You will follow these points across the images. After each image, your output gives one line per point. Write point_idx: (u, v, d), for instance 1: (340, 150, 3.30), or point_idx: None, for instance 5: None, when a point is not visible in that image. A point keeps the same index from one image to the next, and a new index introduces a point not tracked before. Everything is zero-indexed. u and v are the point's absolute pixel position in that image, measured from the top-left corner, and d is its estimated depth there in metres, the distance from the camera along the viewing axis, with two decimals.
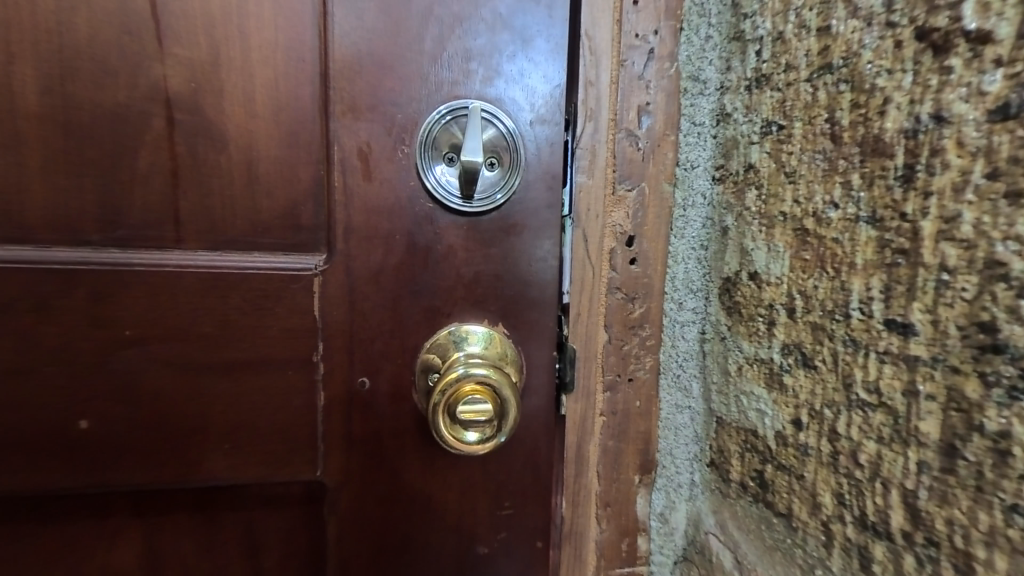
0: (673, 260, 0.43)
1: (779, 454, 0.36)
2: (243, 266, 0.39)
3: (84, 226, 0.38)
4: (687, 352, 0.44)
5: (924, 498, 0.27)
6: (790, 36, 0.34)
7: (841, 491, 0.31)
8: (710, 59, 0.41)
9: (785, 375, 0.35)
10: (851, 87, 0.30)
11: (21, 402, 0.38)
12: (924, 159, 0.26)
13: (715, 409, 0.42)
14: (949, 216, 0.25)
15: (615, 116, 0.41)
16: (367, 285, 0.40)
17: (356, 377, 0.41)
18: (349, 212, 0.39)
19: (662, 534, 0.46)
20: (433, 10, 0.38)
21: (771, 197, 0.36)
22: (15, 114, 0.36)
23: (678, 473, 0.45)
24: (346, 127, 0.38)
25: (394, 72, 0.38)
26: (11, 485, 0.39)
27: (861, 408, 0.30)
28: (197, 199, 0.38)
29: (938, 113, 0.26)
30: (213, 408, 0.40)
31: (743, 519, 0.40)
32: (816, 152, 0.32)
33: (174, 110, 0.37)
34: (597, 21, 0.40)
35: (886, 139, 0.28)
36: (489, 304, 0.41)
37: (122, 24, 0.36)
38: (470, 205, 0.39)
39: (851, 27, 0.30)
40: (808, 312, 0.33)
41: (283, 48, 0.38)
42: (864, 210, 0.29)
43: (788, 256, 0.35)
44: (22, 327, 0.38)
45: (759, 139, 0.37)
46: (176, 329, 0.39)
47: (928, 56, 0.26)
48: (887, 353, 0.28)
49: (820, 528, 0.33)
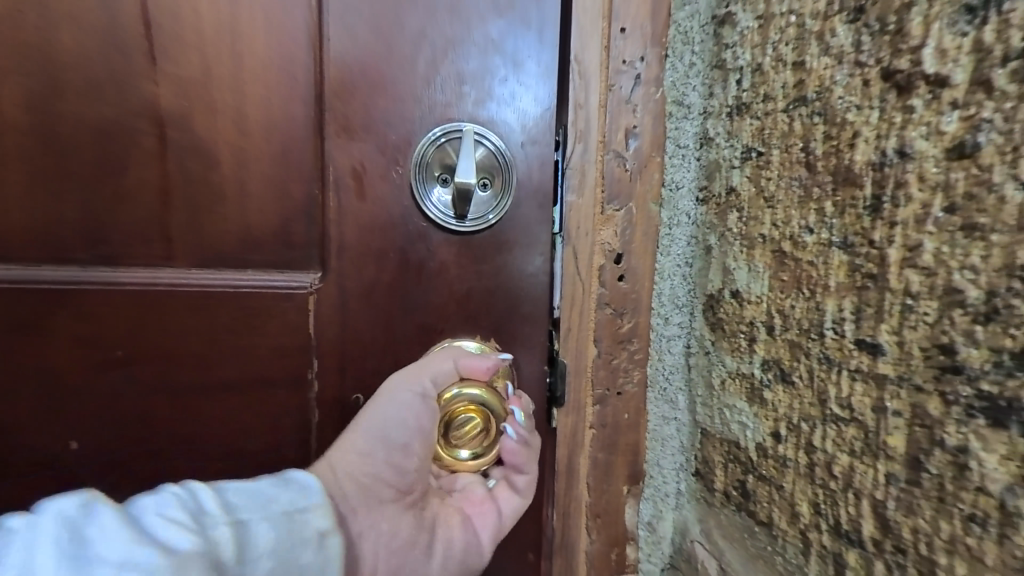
0: (659, 277, 0.44)
1: (760, 465, 0.37)
2: (238, 285, 0.40)
3: (71, 244, 0.38)
4: (673, 365, 0.45)
5: (892, 508, 0.28)
6: (768, 68, 0.36)
7: (817, 500, 0.32)
8: (694, 84, 0.43)
9: (765, 391, 0.36)
10: (824, 119, 0.32)
11: (17, 421, 0.40)
12: (889, 191, 0.28)
13: (700, 420, 0.43)
14: (913, 245, 0.27)
15: (604, 138, 0.42)
16: (360, 302, 0.41)
17: (350, 393, 0.42)
18: (344, 230, 0.40)
19: (650, 542, 0.47)
20: (427, 34, 0.39)
21: (752, 219, 0.37)
22: (5, 132, 0.37)
23: (665, 482, 0.46)
24: (341, 146, 0.39)
25: (387, 92, 0.39)
26: (11, 497, 0.41)
27: (835, 422, 0.31)
28: (187, 216, 0.39)
29: (903, 148, 0.28)
30: (205, 420, 0.41)
31: (728, 528, 0.40)
32: (793, 178, 0.34)
33: (164, 126, 0.38)
34: (586, 46, 0.41)
35: (856, 170, 0.30)
36: (481, 319, 0.42)
37: (112, 42, 0.37)
38: (464, 224, 0.41)
39: (824, 64, 0.32)
40: (785, 330, 0.35)
41: (277, 66, 0.38)
42: (837, 235, 0.31)
43: (768, 276, 0.36)
44: (21, 347, 0.39)
45: (740, 163, 0.39)
46: (168, 348, 0.40)
47: (893, 95, 0.28)
48: (858, 370, 0.30)
49: (798, 536, 0.34)
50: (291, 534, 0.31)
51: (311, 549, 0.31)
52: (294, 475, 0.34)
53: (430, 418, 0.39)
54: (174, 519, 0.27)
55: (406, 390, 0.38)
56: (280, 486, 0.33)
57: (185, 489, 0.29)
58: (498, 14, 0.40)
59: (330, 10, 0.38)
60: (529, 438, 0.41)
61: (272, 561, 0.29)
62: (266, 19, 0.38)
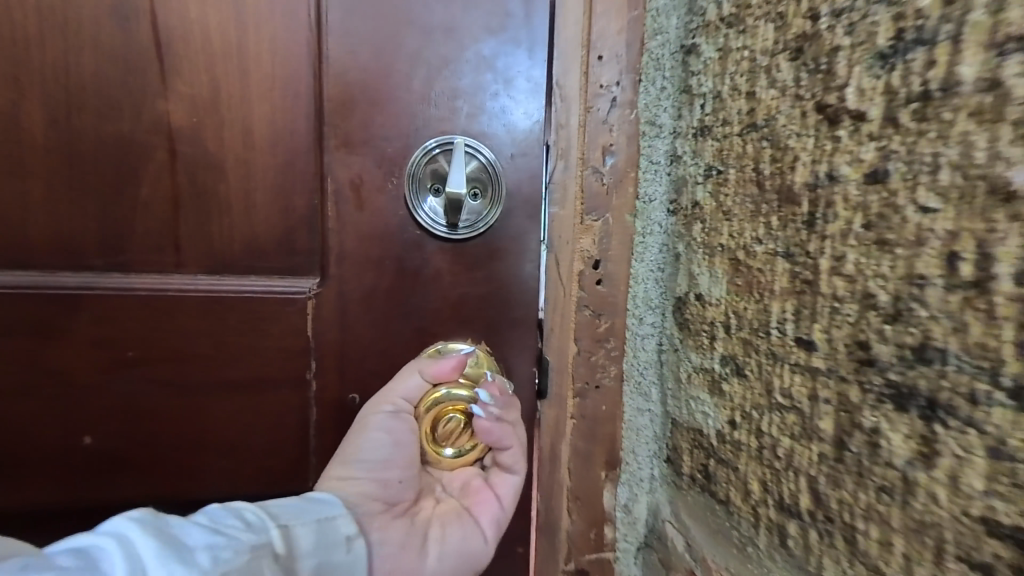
0: (634, 281, 0.49)
1: (719, 449, 0.41)
2: (242, 290, 0.44)
3: (88, 252, 0.43)
4: (647, 360, 0.49)
5: (823, 483, 0.32)
6: (727, 96, 0.40)
7: (765, 479, 0.37)
8: (666, 106, 0.47)
9: (724, 383, 0.41)
10: (771, 144, 0.36)
11: (35, 416, 0.44)
12: (820, 209, 0.33)
13: (671, 411, 0.47)
14: (838, 256, 0.31)
15: (584, 155, 0.47)
16: (358, 305, 0.45)
17: (347, 393, 0.46)
18: (343, 238, 0.44)
19: (626, 523, 0.51)
20: (423, 54, 0.44)
21: (713, 230, 0.42)
22: (24, 145, 0.41)
23: (640, 468, 0.50)
24: (340, 159, 0.44)
25: (384, 109, 0.44)
26: (30, 483, 0.45)
27: (779, 410, 0.35)
28: (196, 226, 0.43)
29: (832, 172, 0.32)
30: (208, 416, 0.46)
31: (693, 507, 0.44)
32: (746, 195, 0.38)
33: (175, 141, 0.42)
34: (568, 71, 0.46)
35: (796, 190, 0.34)
36: (475, 324, 0.47)
37: (126, 65, 0.41)
38: (456, 233, 0.45)
39: (771, 95, 0.36)
40: (740, 329, 0.39)
41: (281, 84, 0.43)
42: (781, 246, 0.35)
43: (725, 281, 0.40)
44: (43, 344, 0.44)
45: (703, 180, 0.43)
46: (175, 348, 0.45)
47: (825, 126, 0.32)
48: (797, 364, 0.34)
49: (750, 511, 0.38)
50: (324, 538, 0.39)
51: (341, 550, 0.39)
52: (318, 494, 0.42)
53: (408, 429, 0.45)
54: (238, 521, 0.35)
55: (380, 409, 0.44)
56: (308, 503, 0.40)
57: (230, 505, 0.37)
58: (490, 33, 0.45)
59: (329, 33, 0.43)
60: (504, 413, 0.45)
61: (312, 559, 0.37)
62: (270, 42, 0.42)
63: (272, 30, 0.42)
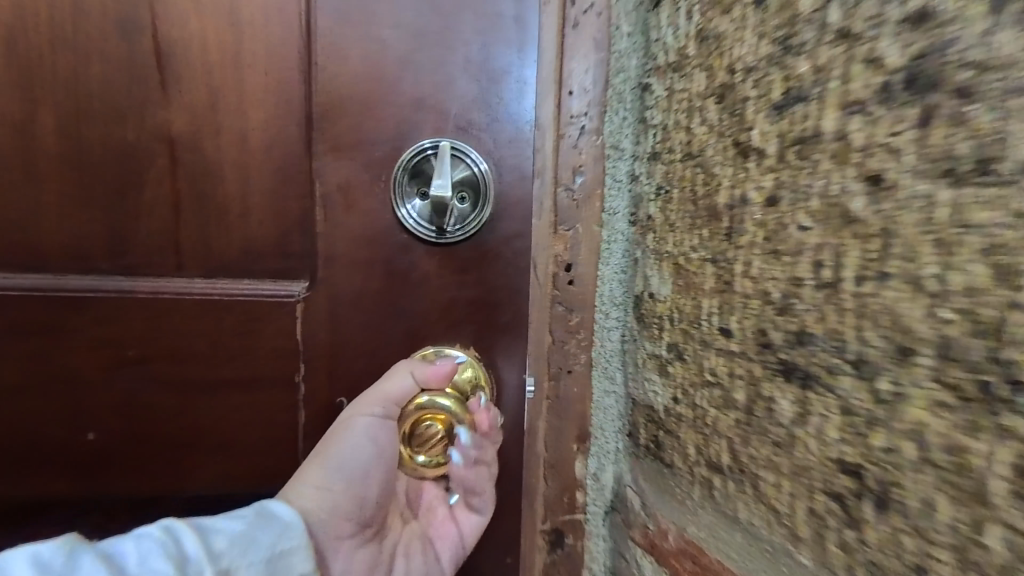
0: (601, 281, 0.57)
1: (668, 422, 0.49)
2: (237, 293, 0.55)
3: (97, 256, 0.54)
4: (612, 349, 0.57)
5: (739, 443, 0.41)
6: (672, 129, 0.49)
7: (699, 443, 0.45)
8: (626, 133, 0.55)
9: (670, 366, 0.49)
10: (704, 170, 0.45)
11: (56, 401, 0.57)
12: (733, 224, 0.41)
13: (631, 392, 0.55)
14: (745, 262, 0.40)
15: (557, 175, 0.55)
16: (351, 305, 0.56)
17: (336, 396, 0.57)
18: (333, 241, 0.55)
19: (595, 489, 0.59)
20: (411, 59, 0.53)
21: (661, 239, 0.50)
22: (49, 151, 0.53)
23: (608, 442, 0.58)
24: (331, 162, 0.54)
25: (376, 110, 0.54)
26: (55, 456, 0.57)
27: (709, 387, 0.44)
28: (196, 227, 0.54)
29: (744, 195, 0.40)
30: (202, 404, 0.57)
31: (649, 472, 0.52)
32: (686, 211, 0.47)
33: (175, 145, 0.53)
34: (544, 102, 0.55)
35: (721, 208, 0.43)
36: (461, 329, 0.57)
37: (136, 83, 0.52)
38: (449, 236, 0.55)
39: (704, 131, 0.45)
40: (681, 320, 0.47)
41: (275, 93, 0.53)
42: (710, 254, 0.44)
43: (670, 281, 0.49)
44: (63, 332, 0.56)
45: (655, 197, 0.51)
46: (173, 347, 0.56)
47: (740, 158, 0.41)
48: (721, 348, 0.42)
49: (689, 470, 0.47)
50: (272, 561, 0.45)
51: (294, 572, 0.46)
52: (279, 509, 0.49)
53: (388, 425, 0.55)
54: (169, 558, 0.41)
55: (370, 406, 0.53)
56: (267, 521, 0.47)
57: (165, 533, 0.42)
58: (479, 34, 0.54)
59: (319, 45, 0.53)
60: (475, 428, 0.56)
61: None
62: (266, 60, 0.53)
63: (267, 36, 0.52)
